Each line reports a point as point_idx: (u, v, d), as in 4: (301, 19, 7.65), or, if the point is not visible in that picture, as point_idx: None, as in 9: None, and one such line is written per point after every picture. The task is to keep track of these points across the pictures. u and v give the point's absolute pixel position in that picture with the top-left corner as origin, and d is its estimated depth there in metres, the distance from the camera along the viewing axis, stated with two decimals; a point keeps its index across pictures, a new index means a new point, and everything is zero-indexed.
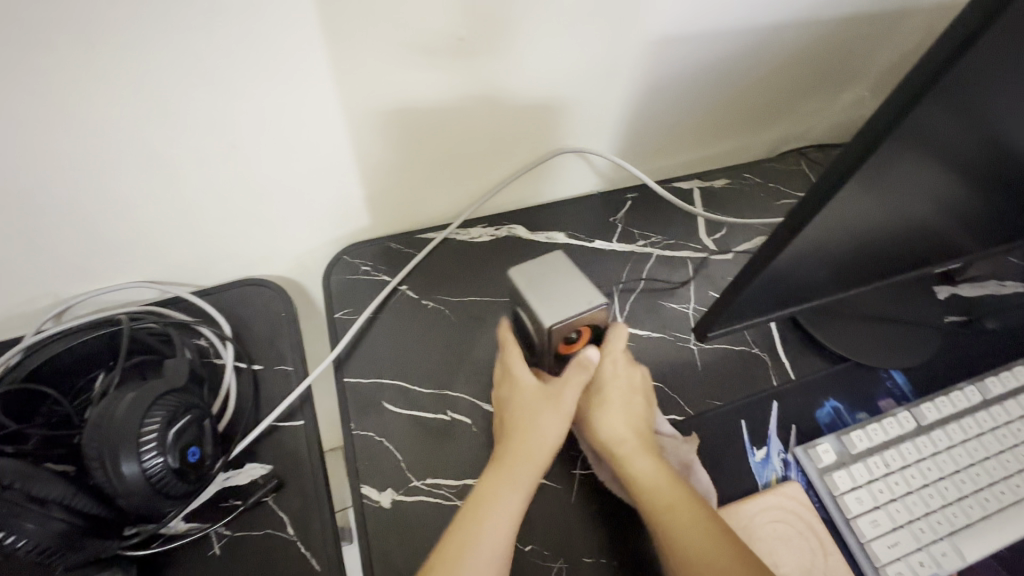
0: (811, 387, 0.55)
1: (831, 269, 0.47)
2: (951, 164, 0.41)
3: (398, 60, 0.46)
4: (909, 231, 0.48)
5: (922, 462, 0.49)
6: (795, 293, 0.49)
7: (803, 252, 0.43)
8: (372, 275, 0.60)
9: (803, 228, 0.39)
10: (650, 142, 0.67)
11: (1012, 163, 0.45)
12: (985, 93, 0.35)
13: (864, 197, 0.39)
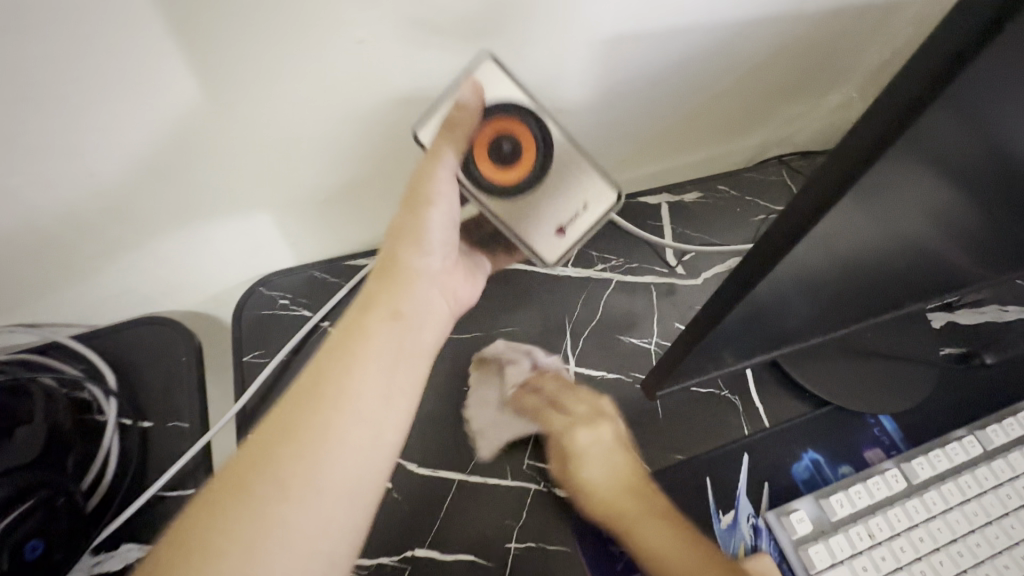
0: (787, 437, 0.48)
1: (808, 312, 0.40)
2: (948, 188, 0.34)
3: (290, 72, 0.38)
4: (903, 263, 0.40)
5: (913, 531, 0.42)
6: (770, 336, 0.41)
7: (774, 295, 0.35)
8: (291, 310, 0.53)
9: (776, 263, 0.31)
10: (609, 152, 0.60)
11: (1020, 187, 0.38)
12: (994, 106, 0.28)
13: (848, 224, 0.31)
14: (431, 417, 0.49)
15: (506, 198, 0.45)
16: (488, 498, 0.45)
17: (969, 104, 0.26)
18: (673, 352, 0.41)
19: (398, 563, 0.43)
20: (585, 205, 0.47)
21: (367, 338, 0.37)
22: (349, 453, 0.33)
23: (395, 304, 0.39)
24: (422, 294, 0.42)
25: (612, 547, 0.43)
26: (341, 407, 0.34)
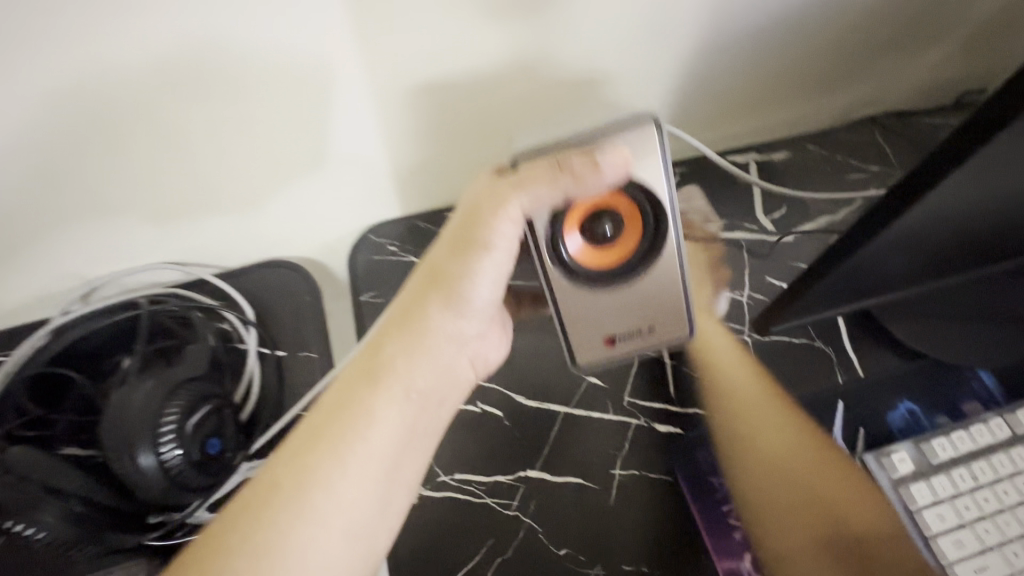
0: (881, 386, 0.50)
1: (1010, 198, 0.36)
2: None
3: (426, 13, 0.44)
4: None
5: (1018, 476, 0.43)
6: (977, 203, 0.35)
7: (938, 207, 0.34)
8: (400, 257, 0.57)
9: (894, 222, 0.35)
10: (704, 108, 0.61)
11: None
12: None
13: (970, 199, 0.35)
14: (534, 357, 0.52)
15: (584, 278, 0.44)
16: (590, 430, 0.48)
17: None
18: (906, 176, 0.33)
19: (511, 481, 0.46)
20: (654, 326, 0.45)
21: (371, 411, 0.37)
22: (344, 509, 0.35)
23: (409, 382, 0.39)
24: (436, 359, 0.40)
25: (709, 478, 0.45)
26: (348, 464, 0.36)
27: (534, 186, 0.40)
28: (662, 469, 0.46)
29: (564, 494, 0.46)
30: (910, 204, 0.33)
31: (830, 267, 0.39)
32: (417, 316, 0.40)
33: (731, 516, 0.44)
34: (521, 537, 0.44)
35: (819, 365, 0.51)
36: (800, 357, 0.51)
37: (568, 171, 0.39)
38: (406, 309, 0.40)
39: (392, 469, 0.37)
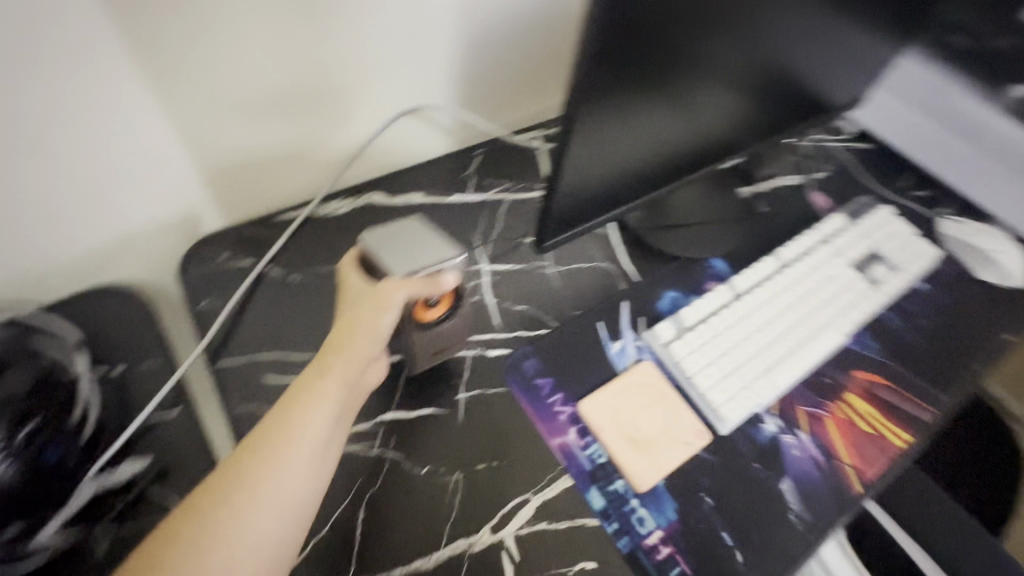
0: (651, 285, 0.64)
1: (642, 102, 0.52)
2: (695, 79, 0.54)
3: (223, 26, 0.47)
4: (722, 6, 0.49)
5: (739, 321, 0.60)
6: (620, 125, 0.52)
7: (594, 126, 0.50)
8: (232, 262, 0.60)
9: (570, 144, 0.49)
10: (489, 96, 0.72)
11: (749, 69, 0.60)
12: (692, 28, 0.49)
13: (614, 117, 0.50)
14: None
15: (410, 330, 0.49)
16: (436, 372, 0.55)
17: (655, 26, 0.46)
18: (563, 116, 0.47)
19: (371, 427, 0.51)
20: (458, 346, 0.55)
21: (314, 406, 0.41)
22: (283, 502, 0.38)
23: (347, 384, 0.43)
24: (365, 367, 0.45)
25: (536, 380, 0.56)
26: (303, 437, 0.40)
27: (406, 293, 0.44)
28: (493, 411, 0.53)
29: (420, 424, 0.52)
30: (570, 129, 0.48)
31: (553, 191, 0.53)
32: (347, 338, 0.44)
33: (557, 404, 0.54)
34: (388, 469, 0.49)
35: (610, 280, 0.65)
36: (594, 276, 0.65)
37: (439, 284, 0.45)
38: (338, 331, 0.44)
39: (328, 459, 0.41)
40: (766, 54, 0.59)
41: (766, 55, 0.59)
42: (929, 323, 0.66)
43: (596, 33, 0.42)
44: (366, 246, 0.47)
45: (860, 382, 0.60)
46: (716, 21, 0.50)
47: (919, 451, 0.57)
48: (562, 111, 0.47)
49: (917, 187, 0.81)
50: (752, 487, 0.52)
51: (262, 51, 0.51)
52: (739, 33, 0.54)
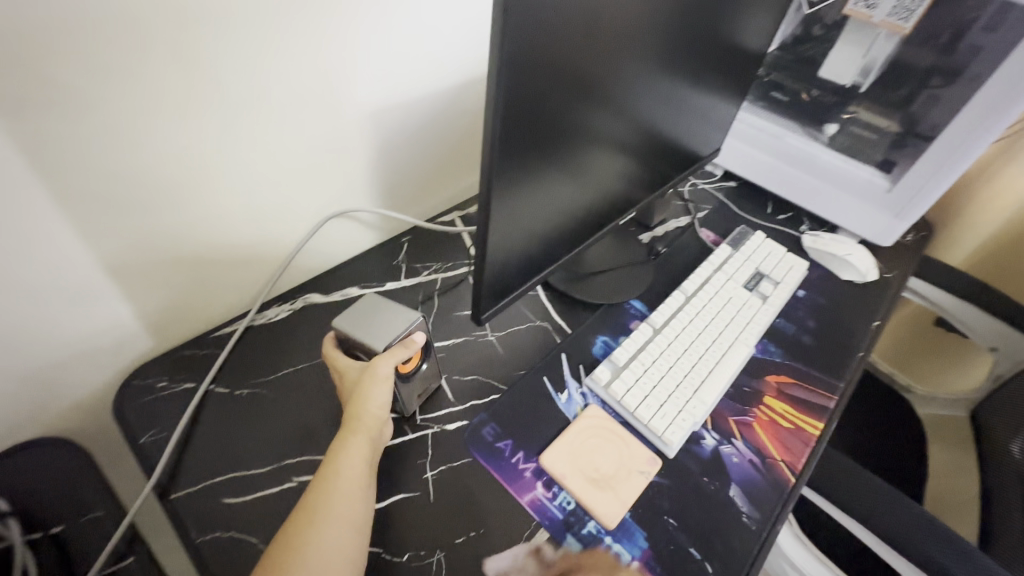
0: (584, 333, 0.71)
1: (542, 177, 0.59)
2: (581, 149, 0.63)
3: (146, 169, 0.50)
4: (588, 105, 0.59)
5: (664, 352, 0.67)
6: (526, 210, 0.60)
7: (506, 206, 0.56)
8: (173, 388, 0.60)
9: (488, 224, 0.55)
10: (407, 188, 0.79)
11: (622, 132, 0.70)
12: (572, 111, 0.57)
13: (521, 195, 0.57)
14: (332, 418, 0.59)
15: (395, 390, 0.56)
16: (400, 455, 0.57)
17: (542, 120, 0.53)
18: (478, 203, 0.53)
19: None
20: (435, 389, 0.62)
21: (341, 462, 0.49)
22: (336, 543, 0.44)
23: (366, 444, 0.51)
24: (376, 428, 0.53)
25: (496, 444, 0.59)
26: (338, 488, 0.47)
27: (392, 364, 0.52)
28: (462, 482, 0.55)
29: (391, 512, 0.53)
30: (487, 213, 0.54)
31: (480, 266, 0.58)
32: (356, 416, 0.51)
33: (520, 462, 0.57)
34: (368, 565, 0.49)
35: (546, 335, 0.71)
36: (531, 334, 0.71)
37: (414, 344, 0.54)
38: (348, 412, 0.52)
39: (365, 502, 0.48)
40: (633, 118, 0.70)
41: (633, 119, 0.70)
42: (813, 321, 0.79)
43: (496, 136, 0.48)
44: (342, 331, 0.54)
45: (772, 385, 0.69)
46: (589, 102, 0.59)
47: (830, 434, 0.66)
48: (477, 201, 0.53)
49: (779, 211, 0.98)
50: (706, 500, 0.57)
51: (188, 187, 0.54)
52: (608, 106, 0.63)
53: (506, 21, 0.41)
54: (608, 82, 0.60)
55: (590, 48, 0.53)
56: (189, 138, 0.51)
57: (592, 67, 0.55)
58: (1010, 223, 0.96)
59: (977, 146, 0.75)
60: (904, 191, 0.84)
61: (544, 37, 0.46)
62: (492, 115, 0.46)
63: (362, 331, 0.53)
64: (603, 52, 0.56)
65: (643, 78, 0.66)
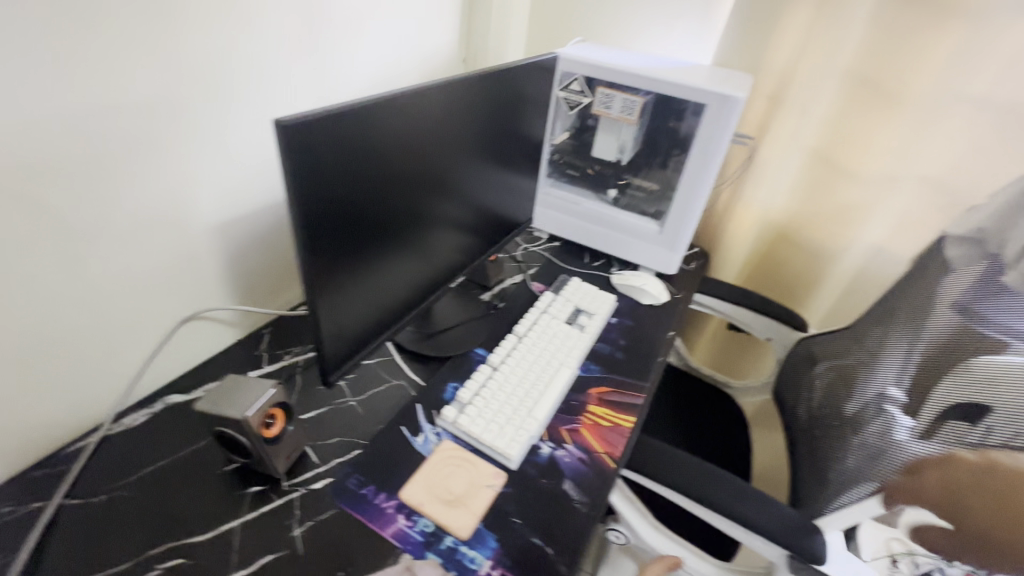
0: (436, 383, 0.83)
1: (363, 263, 0.72)
2: (398, 237, 0.77)
3: None
4: (395, 206, 0.75)
5: (502, 385, 0.81)
6: (357, 294, 0.72)
7: (331, 290, 0.67)
8: (19, 511, 0.60)
9: (316, 308, 0.65)
10: (262, 285, 0.88)
11: (437, 217, 0.85)
12: (376, 210, 0.71)
13: (344, 280, 0.69)
14: (196, 502, 0.63)
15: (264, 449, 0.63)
16: (266, 521, 0.62)
17: (347, 221, 0.66)
18: (304, 292, 0.64)
19: None
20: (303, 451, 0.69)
21: None
22: None
23: None
24: None
25: (360, 491, 0.66)
26: None
27: (251, 423, 0.61)
28: (328, 531, 0.61)
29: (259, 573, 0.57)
30: (313, 299, 0.64)
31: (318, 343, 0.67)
32: None
33: (382, 502, 0.65)
34: None
35: (402, 391, 0.82)
36: (388, 392, 0.81)
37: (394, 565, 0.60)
38: None
39: None
40: (444, 206, 0.86)
41: (444, 207, 0.86)
42: (623, 339, 0.98)
43: (302, 239, 0.60)
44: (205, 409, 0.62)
45: (594, 395, 0.85)
46: (392, 201, 0.73)
47: (641, 423, 0.83)
48: (301, 290, 0.63)
49: (593, 259, 1.21)
50: (545, 497, 0.69)
51: (32, 311, 0.59)
52: (415, 201, 0.79)
53: (291, 168, 0.55)
54: (408, 183, 0.75)
55: (379, 162, 0.68)
56: (30, 270, 0.57)
57: (386, 175, 0.70)
58: (755, 243, 1.29)
59: (701, 191, 1.04)
60: (670, 230, 1.11)
61: (330, 161, 0.60)
62: (299, 233, 0.59)
63: (225, 406, 0.61)
64: (397, 167, 0.72)
65: (444, 177, 0.84)
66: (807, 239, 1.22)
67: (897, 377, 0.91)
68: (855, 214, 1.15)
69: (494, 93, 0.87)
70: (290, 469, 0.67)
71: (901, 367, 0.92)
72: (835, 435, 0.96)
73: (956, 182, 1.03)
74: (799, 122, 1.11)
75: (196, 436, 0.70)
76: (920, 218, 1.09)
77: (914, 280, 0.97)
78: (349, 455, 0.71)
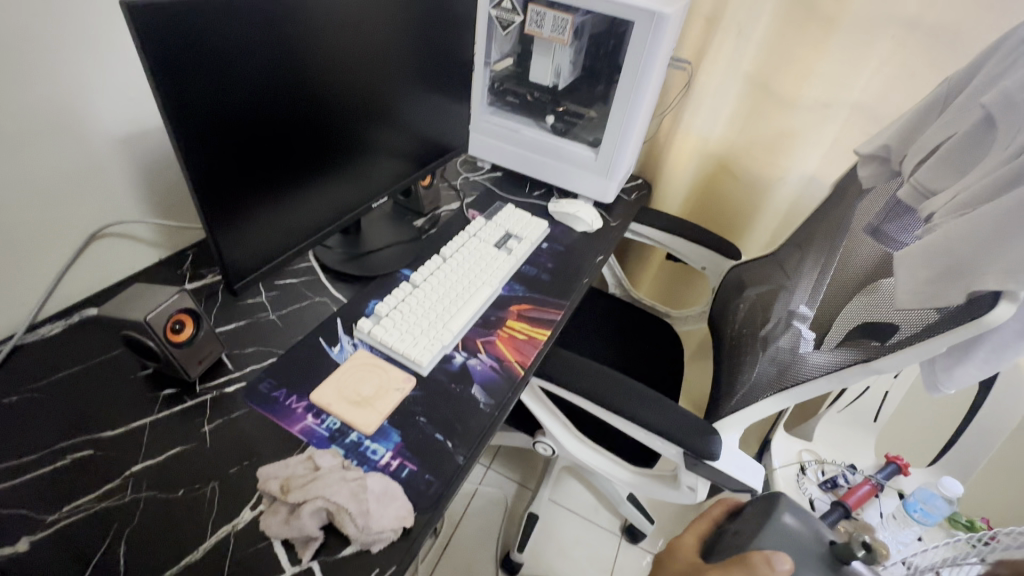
0: (358, 300, 0.85)
1: (262, 174, 0.71)
2: (304, 150, 0.76)
3: None
4: (297, 118, 0.73)
5: (419, 300, 0.83)
6: (260, 206, 0.72)
7: (225, 197, 0.67)
8: None
9: (209, 214, 0.66)
10: (185, 205, 0.88)
11: (353, 133, 0.84)
12: (270, 118, 0.69)
13: (241, 189, 0.69)
14: (110, 402, 0.65)
15: (173, 354, 0.65)
16: (177, 419, 0.65)
17: (235, 126, 0.65)
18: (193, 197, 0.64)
19: (119, 482, 0.58)
20: (217, 358, 0.72)
21: None
22: None
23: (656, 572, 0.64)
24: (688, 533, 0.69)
25: (272, 393, 0.69)
26: None
27: (154, 327, 0.63)
28: (239, 426, 0.65)
29: (167, 463, 0.60)
30: (203, 205, 0.64)
31: (217, 250, 0.68)
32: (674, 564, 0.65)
33: (293, 402, 0.69)
34: (142, 506, 0.56)
35: (325, 306, 0.84)
36: (311, 307, 0.83)
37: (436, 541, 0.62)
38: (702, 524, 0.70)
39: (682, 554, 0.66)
40: (360, 121, 0.85)
41: (360, 122, 0.85)
42: (551, 262, 1.01)
43: (179, 140, 0.59)
44: (109, 314, 0.64)
45: (514, 312, 0.89)
46: (291, 110, 0.72)
47: (557, 337, 0.87)
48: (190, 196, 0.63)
49: (534, 189, 1.22)
50: (453, 399, 0.73)
51: None
52: (322, 113, 0.77)
53: (150, 64, 0.54)
54: (309, 93, 0.73)
55: (267, 65, 0.66)
56: None
57: (279, 80, 0.68)
58: (697, 173, 1.30)
59: (634, 118, 1.05)
60: (605, 157, 1.11)
61: (202, 57, 0.58)
62: (174, 135, 0.58)
63: (133, 312, 0.63)
64: (293, 75, 0.70)
65: (357, 92, 0.81)
66: (744, 169, 1.24)
67: (809, 299, 0.95)
68: (791, 142, 1.16)
69: (411, 5, 0.84)
70: (203, 373, 0.70)
71: (813, 289, 0.95)
72: (749, 353, 1.02)
73: (885, 107, 1.04)
74: (736, 45, 1.10)
75: (112, 345, 0.72)
76: (850, 146, 1.10)
77: (836, 203, 0.99)
78: (265, 363, 0.73)
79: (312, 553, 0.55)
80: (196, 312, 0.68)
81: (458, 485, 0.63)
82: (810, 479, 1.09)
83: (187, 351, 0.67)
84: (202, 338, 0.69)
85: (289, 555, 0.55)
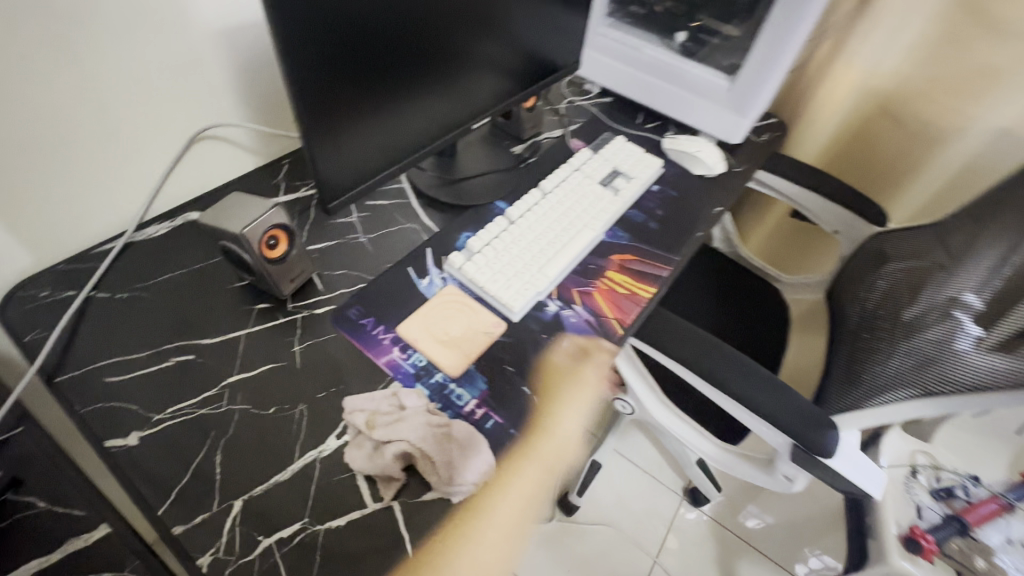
0: (449, 231, 0.79)
1: (362, 81, 0.64)
2: (406, 56, 0.68)
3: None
4: (402, 17, 0.64)
5: (514, 238, 0.76)
6: (357, 119, 0.66)
7: (323, 107, 0.61)
8: (55, 296, 0.66)
9: (307, 124, 0.60)
10: (280, 111, 0.84)
11: (459, 39, 0.74)
12: (374, 15, 0.61)
13: (340, 98, 0.63)
14: (209, 309, 0.66)
15: (266, 270, 0.64)
16: (269, 335, 0.64)
17: (337, 23, 0.57)
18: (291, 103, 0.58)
19: (216, 392, 0.59)
20: (308, 277, 0.70)
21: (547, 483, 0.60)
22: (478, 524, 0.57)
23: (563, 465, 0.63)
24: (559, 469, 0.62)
25: (360, 320, 0.67)
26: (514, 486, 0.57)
27: (249, 240, 0.61)
28: (327, 351, 0.64)
29: (259, 379, 0.61)
30: (301, 114, 0.59)
31: (313, 164, 0.64)
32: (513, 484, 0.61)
33: (379, 333, 0.66)
34: (235, 419, 0.57)
35: (415, 234, 0.79)
36: (400, 234, 0.79)
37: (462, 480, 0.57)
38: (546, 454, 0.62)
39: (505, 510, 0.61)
40: (468, 27, 0.74)
41: (468, 28, 0.74)
42: (661, 209, 0.89)
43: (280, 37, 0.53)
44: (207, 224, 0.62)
45: (616, 262, 0.79)
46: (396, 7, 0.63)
47: (662, 296, 0.77)
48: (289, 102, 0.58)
49: (648, 120, 1.06)
50: (543, 352, 0.67)
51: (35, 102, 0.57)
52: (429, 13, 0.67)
53: None
54: None
55: None
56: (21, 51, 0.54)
57: None
58: (849, 116, 1.08)
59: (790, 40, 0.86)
60: (742, 89, 0.93)
61: None
62: (274, 29, 0.52)
63: (229, 223, 0.61)
64: None
65: None
66: (914, 115, 1.01)
67: (980, 286, 0.77)
68: (991, 83, 0.91)
69: None
70: (294, 291, 0.68)
71: (986, 277, 0.77)
72: (883, 338, 0.87)
73: None
74: None
75: (210, 253, 0.71)
76: None
77: None
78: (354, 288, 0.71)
79: (393, 493, 0.53)
80: (290, 229, 0.65)
81: (543, 445, 0.59)
82: (921, 485, 0.95)
83: (279, 268, 0.65)
84: (294, 256, 0.66)
85: (369, 490, 0.54)
